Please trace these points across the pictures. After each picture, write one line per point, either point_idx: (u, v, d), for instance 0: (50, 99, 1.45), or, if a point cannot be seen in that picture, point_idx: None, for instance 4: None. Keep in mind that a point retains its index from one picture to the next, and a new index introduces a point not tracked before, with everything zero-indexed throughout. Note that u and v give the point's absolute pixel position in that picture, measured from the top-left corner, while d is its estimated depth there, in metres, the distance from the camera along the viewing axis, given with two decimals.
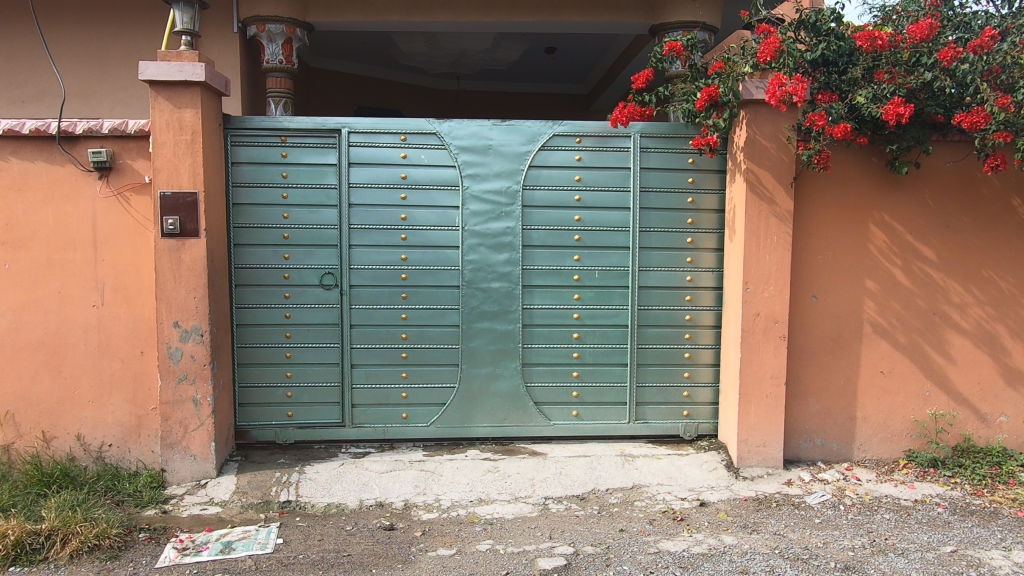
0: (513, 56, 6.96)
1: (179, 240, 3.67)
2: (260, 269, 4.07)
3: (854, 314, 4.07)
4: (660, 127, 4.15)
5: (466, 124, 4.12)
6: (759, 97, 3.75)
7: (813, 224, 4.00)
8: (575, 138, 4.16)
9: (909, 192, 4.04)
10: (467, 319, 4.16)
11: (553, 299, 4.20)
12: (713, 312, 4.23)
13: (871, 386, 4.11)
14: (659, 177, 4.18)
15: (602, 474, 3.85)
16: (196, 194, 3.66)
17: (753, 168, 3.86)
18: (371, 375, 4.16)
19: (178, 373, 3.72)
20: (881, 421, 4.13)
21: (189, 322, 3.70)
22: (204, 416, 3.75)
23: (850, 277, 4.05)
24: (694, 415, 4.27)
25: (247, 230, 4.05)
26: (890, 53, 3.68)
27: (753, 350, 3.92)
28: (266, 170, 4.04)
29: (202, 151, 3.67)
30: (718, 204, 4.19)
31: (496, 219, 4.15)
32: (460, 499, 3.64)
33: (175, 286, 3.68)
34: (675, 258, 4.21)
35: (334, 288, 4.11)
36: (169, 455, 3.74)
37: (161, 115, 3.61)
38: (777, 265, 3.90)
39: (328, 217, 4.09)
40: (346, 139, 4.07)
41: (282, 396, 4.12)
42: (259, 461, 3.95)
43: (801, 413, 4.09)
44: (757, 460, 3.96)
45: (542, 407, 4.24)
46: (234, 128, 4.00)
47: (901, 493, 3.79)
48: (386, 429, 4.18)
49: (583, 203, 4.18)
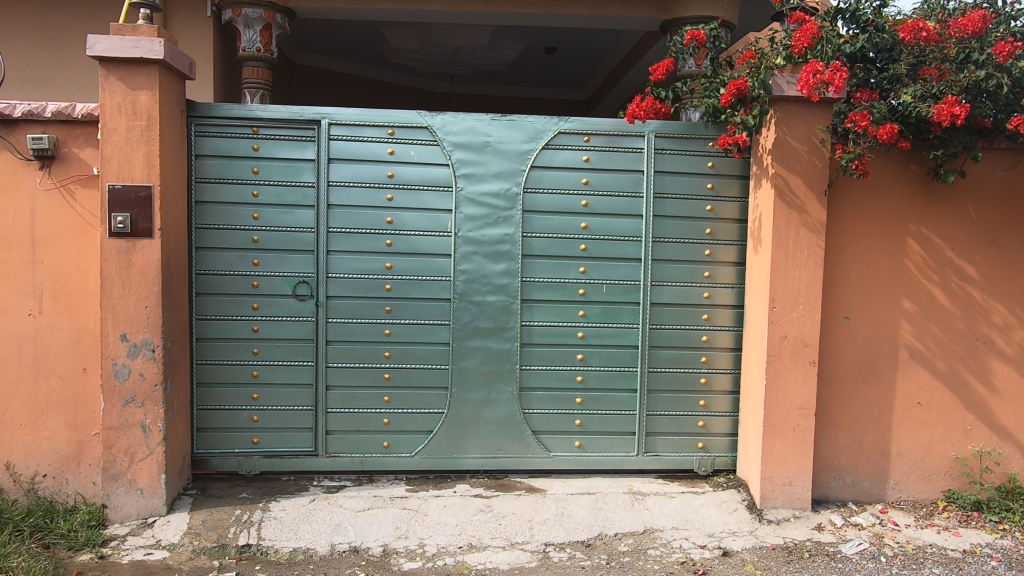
0: (512, 55, 6.55)
1: (130, 241, 3.19)
2: (225, 276, 3.59)
3: (890, 338, 3.65)
4: (676, 126, 3.74)
5: (462, 119, 3.69)
6: (789, 93, 3.32)
7: (845, 237, 3.59)
8: (582, 137, 3.74)
9: (950, 203, 3.64)
10: (458, 337, 3.70)
11: (556, 315, 3.75)
12: (732, 333, 3.80)
13: (907, 419, 3.69)
14: (675, 182, 3.76)
15: (609, 516, 3.38)
16: (151, 188, 3.20)
17: (781, 173, 3.45)
18: (349, 398, 3.69)
19: (125, 395, 3.23)
20: (917, 457, 3.71)
21: (139, 335, 3.22)
22: (154, 444, 3.25)
23: (886, 297, 3.64)
24: (709, 447, 3.83)
25: (211, 231, 3.58)
26: (936, 48, 3.28)
27: (779, 376, 3.49)
28: (234, 165, 3.58)
29: (159, 140, 3.20)
30: (739, 213, 3.78)
31: (493, 225, 3.70)
32: (446, 545, 3.17)
33: (124, 293, 3.20)
34: (691, 273, 3.78)
35: (309, 300, 3.64)
36: (110, 489, 3.23)
37: (112, 98, 3.15)
38: (807, 282, 3.48)
39: (304, 219, 3.63)
40: (325, 131, 3.62)
41: (247, 420, 3.64)
42: (218, 495, 3.44)
43: (830, 448, 3.66)
44: (782, 501, 3.51)
45: (541, 437, 3.77)
46: (198, 117, 3.55)
47: (946, 542, 3.36)
48: (364, 459, 3.70)
49: (590, 209, 3.75)
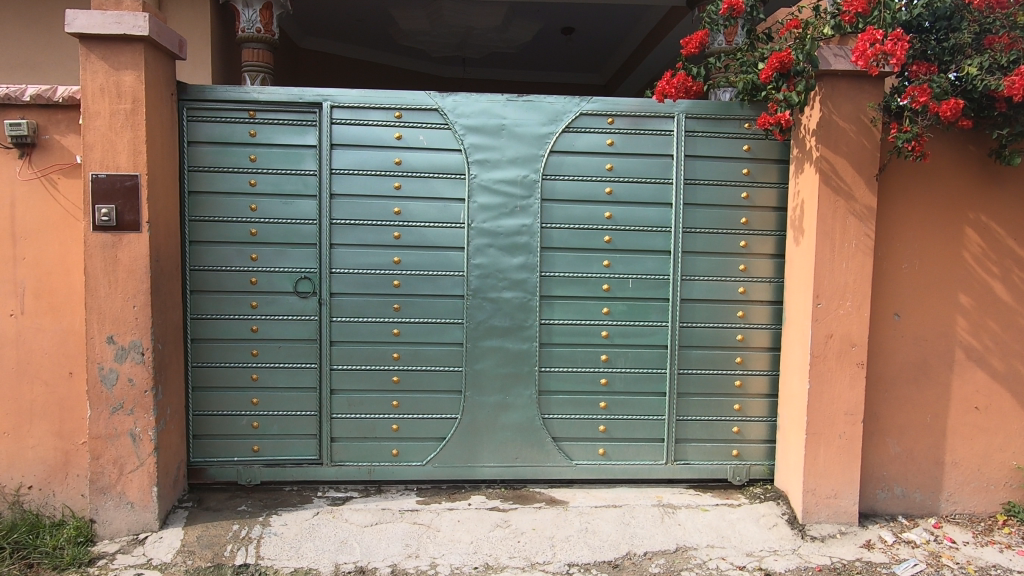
0: (527, 36, 6.24)
1: (116, 235, 2.94)
2: (221, 272, 3.34)
3: (945, 336, 3.33)
4: (708, 106, 3.43)
5: (475, 100, 3.39)
6: (837, 67, 3.00)
7: (896, 226, 3.27)
8: (606, 118, 3.43)
9: (1013, 188, 3.30)
10: (471, 337, 3.42)
11: (578, 313, 3.46)
12: (769, 331, 3.50)
13: (963, 425, 3.37)
14: (707, 167, 3.45)
15: (637, 533, 3.11)
16: (137, 177, 2.94)
17: (827, 155, 3.12)
18: (355, 403, 3.43)
19: (113, 402, 2.98)
20: (974, 467, 3.39)
21: (127, 338, 2.97)
22: (145, 454, 3.01)
23: (940, 292, 3.32)
24: (744, 455, 3.54)
25: (206, 225, 3.32)
26: (1003, 14, 2.89)
27: (824, 379, 3.19)
28: (229, 152, 3.32)
29: (146, 125, 2.94)
30: (777, 200, 3.46)
31: (508, 215, 3.41)
32: (460, 565, 2.90)
33: (110, 291, 2.95)
34: (725, 266, 3.47)
35: (311, 297, 3.38)
36: (99, 503, 3.00)
37: (94, 79, 2.89)
38: (855, 276, 3.16)
39: (306, 210, 3.36)
40: (327, 114, 3.34)
41: (247, 426, 3.40)
42: (215, 508, 3.20)
43: (878, 456, 3.36)
44: (826, 515, 3.22)
45: (562, 445, 3.49)
46: (190, 101, 3.28)
47: (1010, 563, 3.05)
48: (371, 468, 3.44)
49: (614, 197, 3.45)
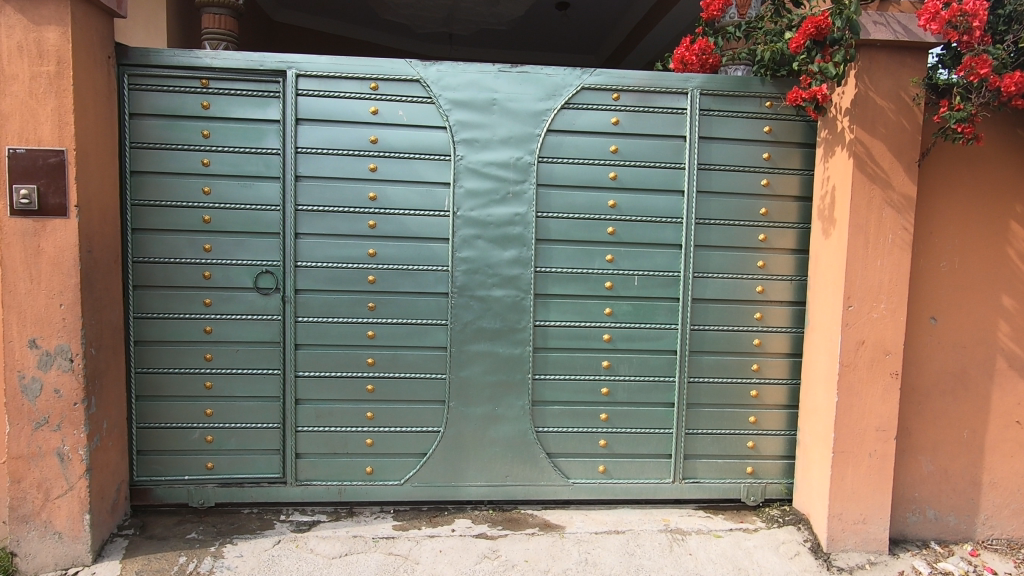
0: (519, 10, 5.82)
1: (38, 221, 2.50)
2: (170, 265, 2.91)
3: (985, 343, 2.98)
4: (725, 81, 3.04)
5: (462, 70, 2.98)
6: (877, 36, 2.63)
7: (934, 219, 2.91)
8: (611, 94, 3.03)
9: None
10: (456, 340, 3.02)
11: (577, 313, 3.07)
12: (789, 334, 3.13)
13: (1004, 441, 3.02)
14: (724, 151, 3.07)
15: (644, 565, 2.73)
16: (64, 153, 2.50)
17: (862, 137, 2.74)
18: (324, 414, 3.02)
19: (36, 416, 2.55)
20: (1014, 487, 3.04)
21: (52, 342, 2.54)
22: (74, 477, 2.58)
23: (982, 294, 2.96)
24: (759, 473, 3.18)
25: (151, 210, 2.88)
26: None
27: (854, 391, 2.82)
28: (178, 126, 2.88)
29: (73, 92, 2.50)
30: (800, 189, 3.08)
31: (499, 202, 3.01)
32: None
33: (31, 286, 2.51)
34: (742, 262, 3.09)
35: (274, 294, 2.96)
36: (20, 534, 2.58)
37: (10, 36, 2.44)
38: (891, 275, 2.80)
39: (267, 194, 2.93)
40: (292, 84, 2.91)
41: (199, 441, 2.98)
42: (161, 537, 2.78)
43: (909, 476, 3.01)
44: (854, 542, 2.87)
45: (557, 461, 3.11)
46: (132, 66, 2.83)
47: None
48: (342, 488, 3.04)
49: (619, 183, 3.05)
